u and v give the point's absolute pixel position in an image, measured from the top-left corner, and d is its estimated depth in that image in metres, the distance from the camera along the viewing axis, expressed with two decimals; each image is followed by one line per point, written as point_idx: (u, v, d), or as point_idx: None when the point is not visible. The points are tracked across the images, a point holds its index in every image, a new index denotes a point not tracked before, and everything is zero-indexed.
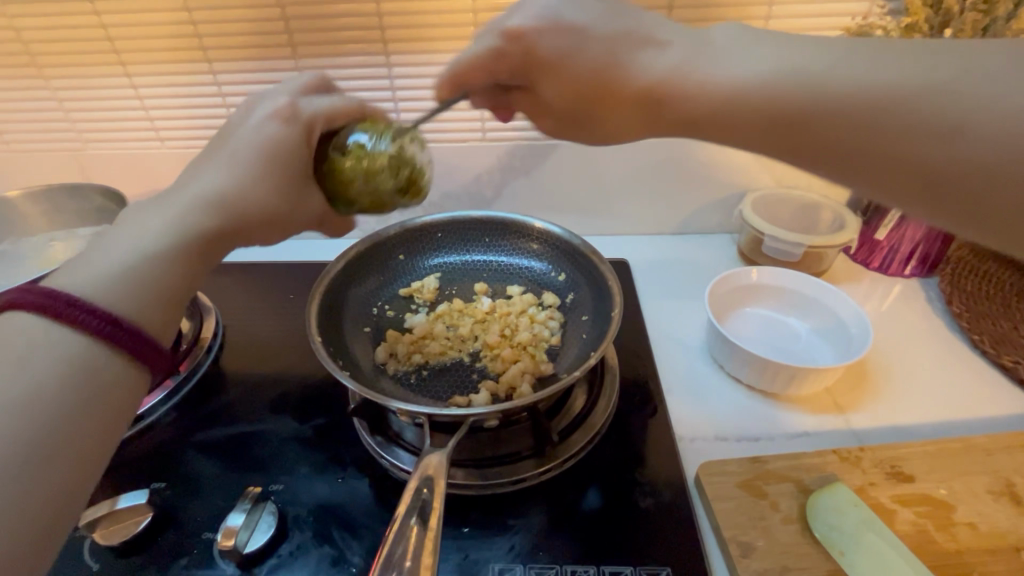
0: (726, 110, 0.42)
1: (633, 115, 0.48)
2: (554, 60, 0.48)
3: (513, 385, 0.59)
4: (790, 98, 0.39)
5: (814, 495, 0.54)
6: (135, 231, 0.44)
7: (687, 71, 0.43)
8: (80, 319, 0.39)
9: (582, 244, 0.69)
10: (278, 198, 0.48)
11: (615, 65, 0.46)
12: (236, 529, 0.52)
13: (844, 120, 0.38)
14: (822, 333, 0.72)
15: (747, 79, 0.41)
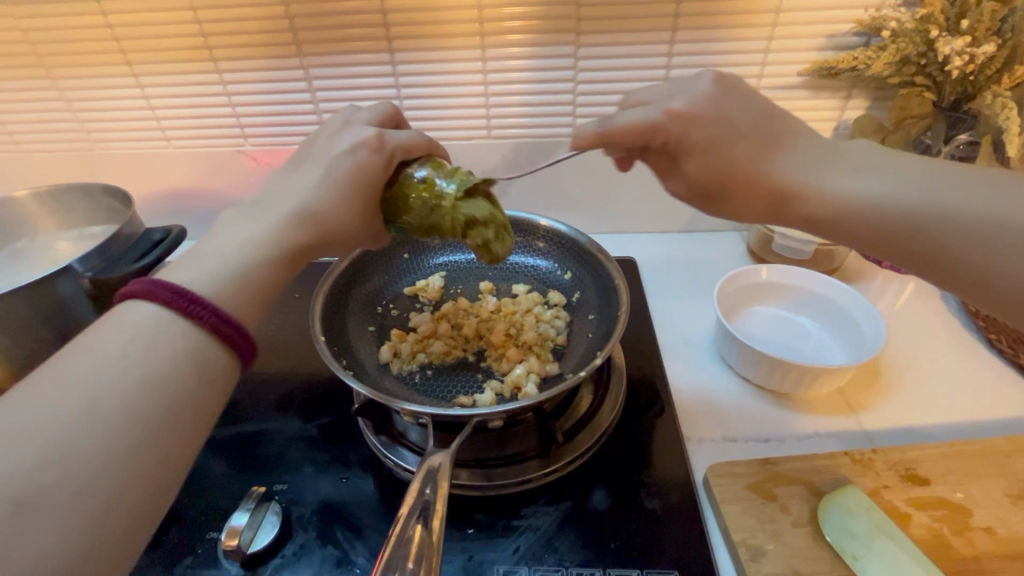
0: (835, 206, 0.45)
1: (756, 214, 0.49)
2: (693, 149, 0.47)
3: (519, 385, 0.58)
4: (889, 213, 0.43)
5: (825, 498, 0.52)
6: (225, 238, 0.44)
7: (808, 184, 0.45)
8: (194, 312, 0.40)
9: (588, 242, 0.68)
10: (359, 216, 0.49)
11: (743, 173, 0.46)
12: (239, 528, 0.52)
13: (950, 240, 0.42)
14: (833, 333, 0.71)
15: (849, 186, 0.45)
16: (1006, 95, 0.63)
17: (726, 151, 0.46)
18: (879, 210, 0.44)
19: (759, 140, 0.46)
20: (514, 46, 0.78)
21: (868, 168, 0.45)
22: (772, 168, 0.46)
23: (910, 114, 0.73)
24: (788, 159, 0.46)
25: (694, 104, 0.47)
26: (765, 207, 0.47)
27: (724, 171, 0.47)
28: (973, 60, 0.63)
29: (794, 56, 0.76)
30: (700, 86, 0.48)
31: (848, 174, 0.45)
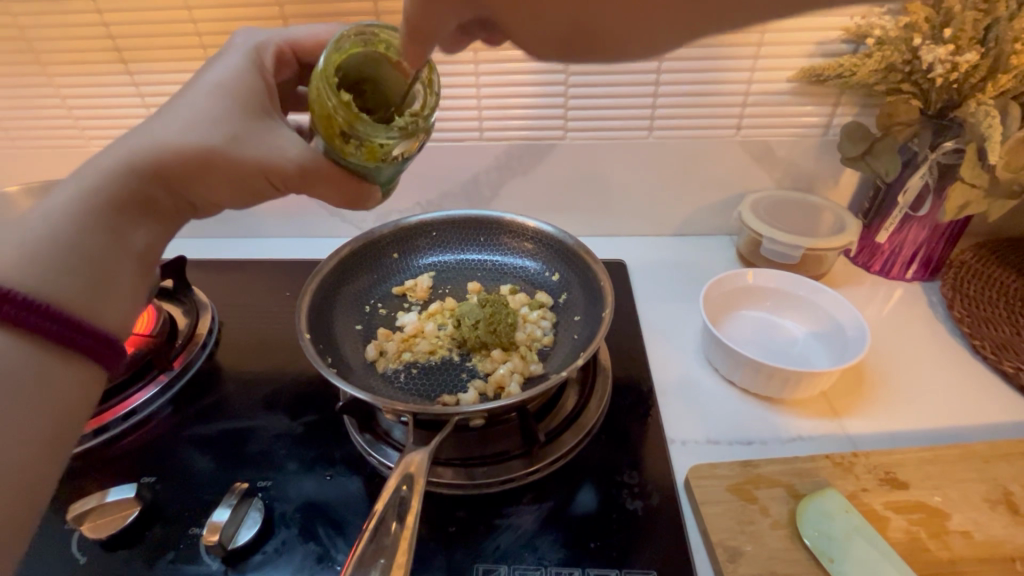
0: None
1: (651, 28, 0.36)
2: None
3: (502, 385, 0.58)
4: None
5: (804, 500, 0.53)
6: (74, 179, 0.45)
7: None
8: (25, 320, 0.39)
9: (574, 243, 0.69)
10: (222, 132, 0.48)
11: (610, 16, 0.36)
12: (222, 523, 0.53)
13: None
14: (819, 337, 0.71)
15: None
16: (989, 103, 0.64)
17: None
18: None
19: None
20: (508, 50, 0.78)
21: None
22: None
23: (898, 120, 0.72)
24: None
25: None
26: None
27: None
28: (956, 69, 0.63)
29: (782, 63, 0.77)
30: None
31: None
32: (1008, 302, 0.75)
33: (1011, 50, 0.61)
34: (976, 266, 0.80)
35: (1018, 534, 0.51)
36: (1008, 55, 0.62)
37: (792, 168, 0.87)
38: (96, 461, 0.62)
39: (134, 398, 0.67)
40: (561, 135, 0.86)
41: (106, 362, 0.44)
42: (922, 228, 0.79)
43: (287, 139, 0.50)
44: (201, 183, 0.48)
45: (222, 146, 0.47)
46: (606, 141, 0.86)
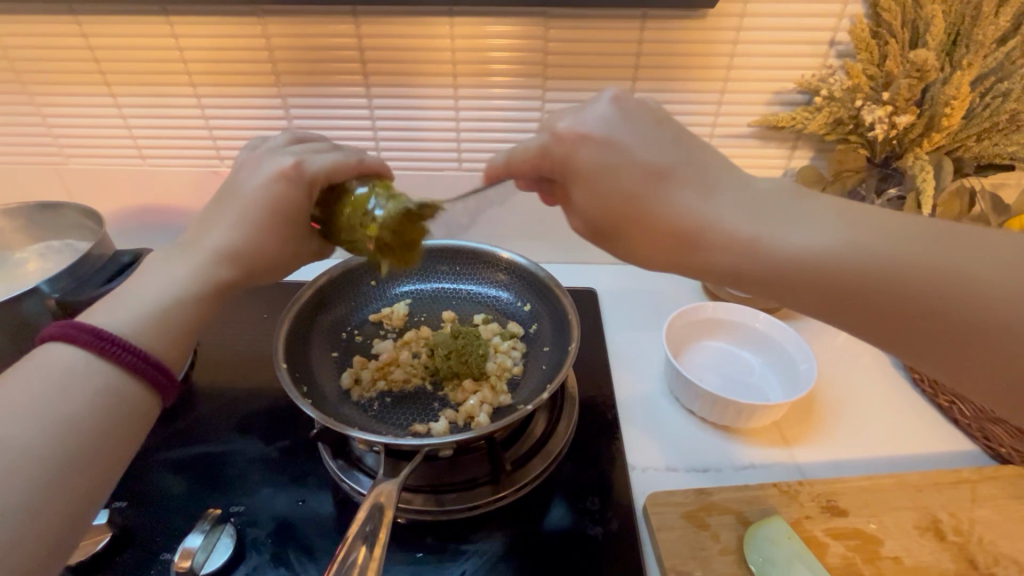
0: (772, 265, 0.41)
1: (658, 246, 0.45)
2: (640, 152, 0.43)
3: (472, 415, 0.61)
4: (833, 259, 0.39)
5: (751, 527, 0.57)
6: (158, 287, 0.49)
7: (724, 201, 0.42)
8: (120, 356, 0.45)
9: (545, 276, 0.72)
10: (286, 246, 0.55)
11: (643, 199, 0.43)
12: (193, 549, 0.54)
13: (911, 284, 0.38)
14: (773, 368, 0.76)
15: (798, 237, 0.40)
16: (925, 158, 0.70)
17: (647, 147, 0.43)
18: (785, 250, 0.41)
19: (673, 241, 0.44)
20: (491, 86, 0.81)
21: (799, 216, 0.41)
22: (683, 189, 0.42)
23: (847, 167, 0.78)
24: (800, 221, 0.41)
25: (620, 118, 0.44)
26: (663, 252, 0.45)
27: (661, 163, 0.43)
28: (893, 127, 0.70)
29: (743, 109, 0.82)
30: (599, 107, 0.45)
31: (797, 223, 0.41)
32: None
33: (942, 111, 0.66)
34: None
35: (944, 559, 0.56)
36: (941, 115, 0.67)
37: None
38: None
39: None
40: None
41: (162, 394, 0.47)
42: None
43: (311, 242, 0.59)
44: (266, 275, 0.56)
45: (284, 255, 0.56)
46: None
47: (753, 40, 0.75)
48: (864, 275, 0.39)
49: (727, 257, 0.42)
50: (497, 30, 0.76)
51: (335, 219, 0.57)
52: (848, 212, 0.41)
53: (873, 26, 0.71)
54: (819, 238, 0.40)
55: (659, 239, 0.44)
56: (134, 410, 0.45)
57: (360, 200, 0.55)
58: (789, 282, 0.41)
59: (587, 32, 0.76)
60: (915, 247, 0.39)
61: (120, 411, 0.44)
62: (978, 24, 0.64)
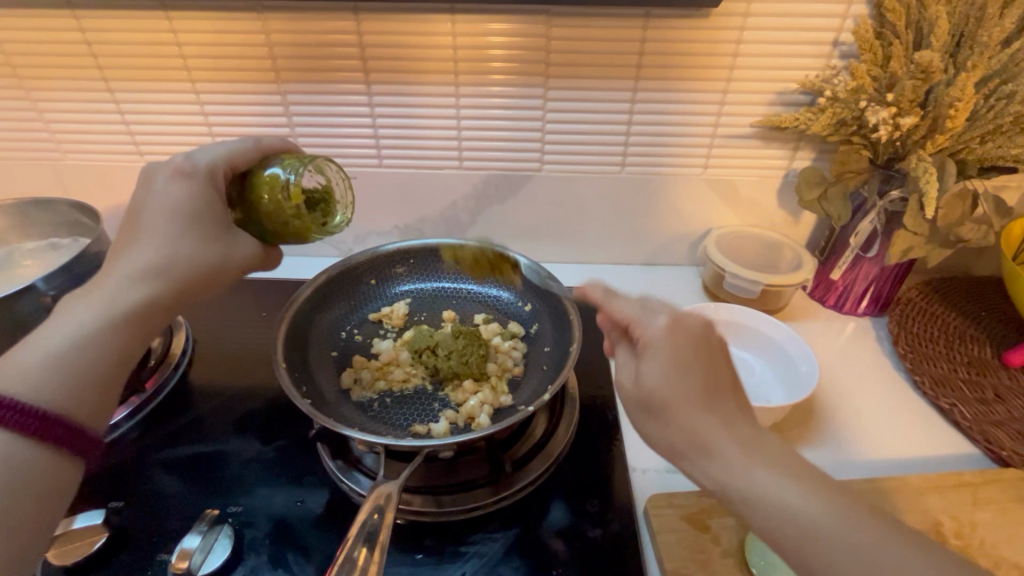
0: (740, 494, 0.51)
1: (668, 444, 0.55)
2: (659, 382, 0.54)
3: (472, 416, 0.61)
4: (798, 521, 0.48)
5: (753, 530, 0.56)
6: (73, 316, 0.48)
7: (724, 455, 0.51)
8: (15, 419, 0.42)
9: (546, 276, 0.71)
10: (207, 252, 0.52)
11: (678, 408, 0.53)
12: (191, 551, 0.54)
13: (815, 538, 0.48)
14: (775, 370, 0.75)
15: (767, 481, 0.50)
16: (929, 159, 0.69)
17: (679, 383, 0.53)
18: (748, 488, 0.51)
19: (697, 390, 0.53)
20: (489, 85, 0.81)
21: (803, 482, 0.50)
22: (676, 416, 0.54)
23: (850, 168, 0.78)
24: (770, 473, 0.50)
25: (673, 338, 0.55)
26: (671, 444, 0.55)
27: (662, 390, 0.54)
28: (897, 129, 0.69)
29: (745, 110, 0.81)
30: (687, 320, 0.57)
31: (763, 467, 0.51)
32: (949, 338, 0.80)
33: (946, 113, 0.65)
34: (921, 303, 0.85)
35: None
36: (945, 117, 0.66)
37: (755, 205, 0.91)
38: None
39: None
40: (538, 166, 0.90)
41: (83, 452, 0.46)
42: (872, 267, 0.84)
43: (243, 243, 0.55)
44: (195, 293, 0.53)
45: (208, 264, 0.52)
46: (580, 174, 0.90)
47: (756, 40, 0.75)
48: (803, 545, 0.48)
49: (709, 481, 0.52)
50: (496, 27, 0.76)
51: (255, 210, 0.57)
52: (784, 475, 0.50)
53: (877, 27, 0.71)
54: (784, 497, 0.49)
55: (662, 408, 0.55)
56: (46, 472, 0.44)
57: (269, 178, 0.56)
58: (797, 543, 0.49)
59: (589, 30, 0.75)
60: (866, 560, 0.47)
61: (25, 474, 0.42)
62: (983, 26, 0.64)
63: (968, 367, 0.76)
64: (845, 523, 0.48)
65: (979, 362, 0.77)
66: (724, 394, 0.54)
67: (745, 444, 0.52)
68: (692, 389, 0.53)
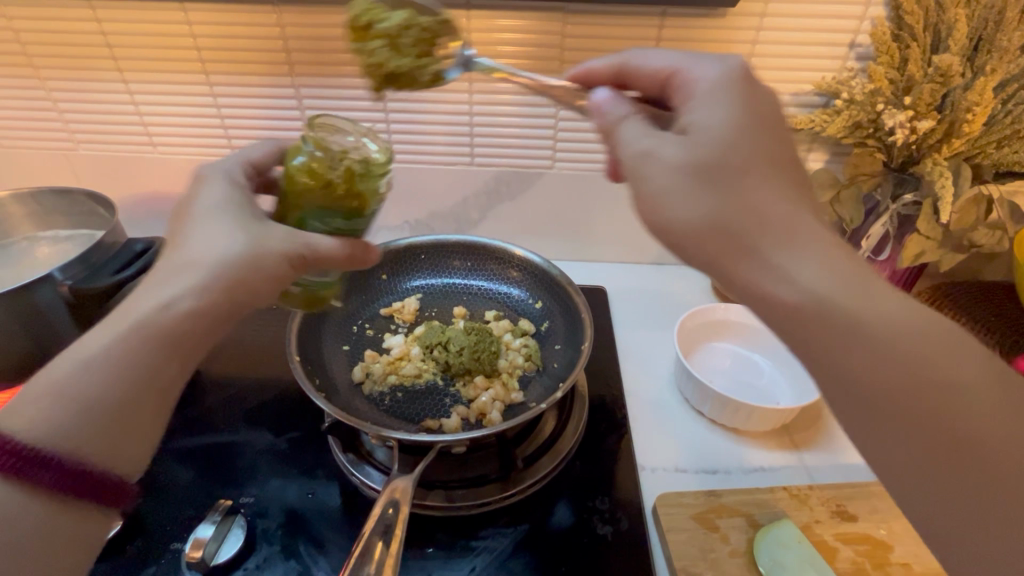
0: (755, 277, 0.37)
1: (672, 223, 0.40)
2: (667, 151, 0.40)
3: (484, 412, 0.61)
4: (819, 302, 0.36)
5: (762, 530, 0.57)
6: (90, 334, 0.42)
7: (777, 214, 0.37)
8: (20, 469, 0.38)
9: (558, 274, 0.72)
10: (245, 242, 0.45)
11: (650, 193, 0.41)
12: (204, 540, 0.54)
13: (836, 343, 0.36)
14: (784, 372, 0.75)
15: (788, 251, 0.37)
16: (944, 163, 0.69)
17: (733, 138, 0.39)
18: (869, 322, 0.35)
19: (709, 176, 0.38)
20: (499, 81, 0.81)
21: (846, 270, 0.36)
22: (703, 191, 0.39)
23: (862, 171, 0.79)
24: (825, 256, 0.36)
25: (717, 84, 0.42)
26: (760, 283, 0.37)
27: (667, 167, 0.40)
28: (914, 132, 0.69)
29: None
30: (715, 65, 0.44)
31: (792, 240, 0.37)
32: None
33: (963, 117, 0.66)
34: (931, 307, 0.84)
35: None
36: (961, 121, 0.66)
37: None
38: None
39: None
40: (549, 164, 0.90)
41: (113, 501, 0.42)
42: (882, 270, 0.84)
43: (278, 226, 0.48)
44: (241, 296, 0.45)
45: (246, 254, 0.45)
46: (592, 172, 0.90)
47: (773, 40, 0.75)
48: (829, 320, 0.35)
49: (726, 260, 0.38)
50: (508, 24, 0.75)
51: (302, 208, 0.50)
52: (816, 241, 0.37)
53: (894, 30, 0.70)
54: (797, 264, 0.36)
55: (688, 177, 0.39)
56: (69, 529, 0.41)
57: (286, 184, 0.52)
58: (794, 335, 0.37)
59: (604, 28, 0.75)
60: (902, 319, 0.35)
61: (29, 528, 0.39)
62: (1000, 31, 0.64)
63: None
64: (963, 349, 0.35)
65: None
66: (787, 160, 0.40)
67: (839, 254, 0.37)
68: (760, 143, 0.39)
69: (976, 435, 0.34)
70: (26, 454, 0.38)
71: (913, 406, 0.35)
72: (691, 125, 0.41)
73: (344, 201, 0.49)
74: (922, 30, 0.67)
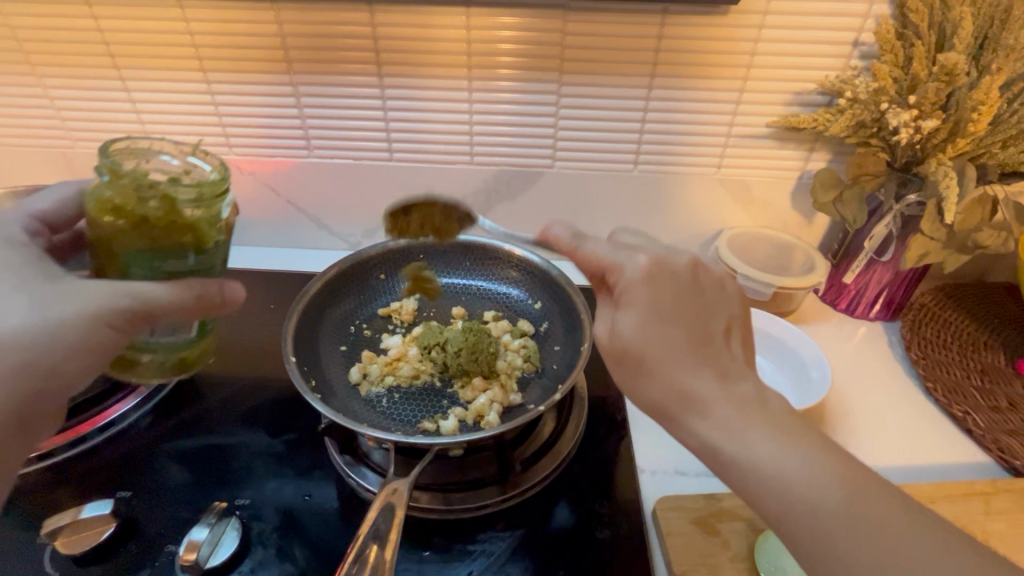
0: (679, 426, 0.46)
1: (652, 404, 0.47)
2: (604, 333, 0.51)
3: (482, 414, 0.61)
4: (720, 446, 0.44)
5: (764, 534, 0.56)
6: None
7: (699, 392, 0.45)
8: None
9: (557, 274, 0.71)
10: (42, 314, 0.45)
11: (615, 364, 0.50)
12: (199, 542, 0.54)
13: (739, 476, 0.43)
14: (786, 373, 0.75)
15: (702, 399, 0.45)
16: (949, 163, 0.68)
17: (655, 335, 0.47)
18: (755, 460, 0.42)
19: (625, 362, 0.49)
20: (499, 79, 0.80)
21: (757, 426, 0.43)
22: (626, 319, 0.49)
23: (867, 171, 0.78)
24: (768, 434, 0.43)
25: (648, 281, 0.50)
26: (673, 417, 0.46)
27: (632, 347, 0.48)
28: (918, 132, 0.68)
29: (763, 109, 0.80)
30: (636, 257, 0.52)
31: (703, 388, 0.45)
32: (962, 344, 0.79)
33: (969, 117, 0.65)
34: (934, 307, 0.83)
35: None
36: (967, 121, 0.65)
37: (768, 207, 0.90)
38: (73, 472, 0.63)
39: (111, 411, 0.67)
40: (550, 163, 0.89)
41: None
42: (885, 271, 0.83)
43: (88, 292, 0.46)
44: (63, 361, 0.46)
45: (50, 327, 0.45)
46: (592, 171, 0.89)
47: (775, 39, 0.74)
48: (728, 465, 0.43)
49: (657, 400, 0.47)
50: (508, 21, 0.75)
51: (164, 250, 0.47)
52: (711, 393, 0.45)
53: (898, 28, 0.69)
54: (702, 419, 0.44)
55: (620, 358, 0.49)
56: None
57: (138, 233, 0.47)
58: (719, 469, 0.44)
59: (604, 26, 0.74)
60: (802, 464, 0.42)
61: None
62: (1006, 28, 0.62)
63: (980, 375, 0.75)
64: (857, 499, 0.40)
65: (993, 370, 0.76)
66: (717, 340, 0.48)
67: (738, 402, 0.44)
68: (676, 333, 0.47)
69: (875, 558, 0.39)
70: None
71: (808, 525, 0.40)
72: (628, 305, 0.50)
73: (169, 232, 0.46)
74: (927, 27, 0.66)
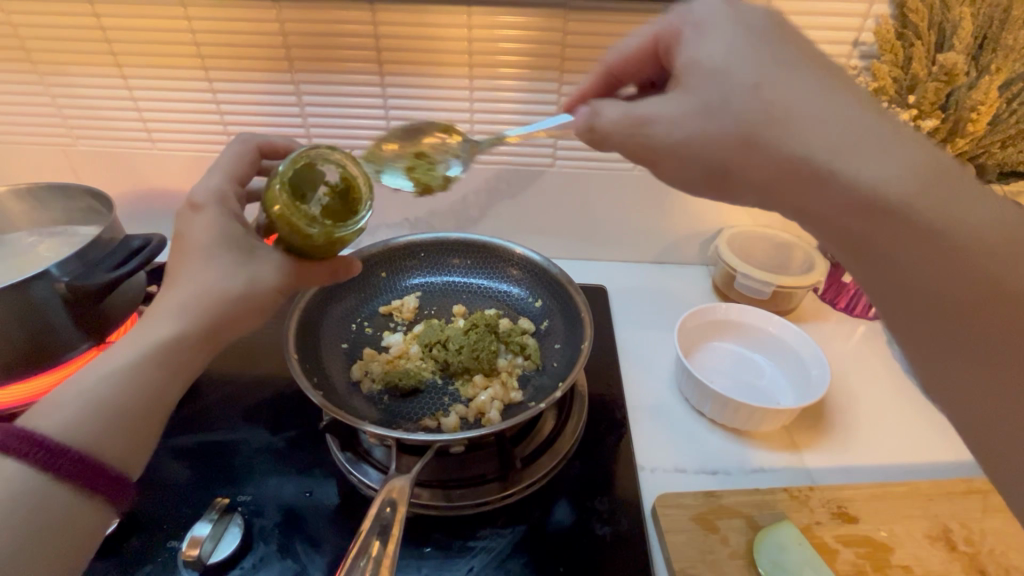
0: (765, 171, 0.37)
1: (703, 169, 0.40)
2: (671, 111, 0.39)
3: (483, 411, 0.61)
4: (876, 188, 0.34)
5: (762, 532, 0.56)
6: (111, 355, 0.45)
7: (801, 102, 0.35)
8: (26, 450, 0.40)
9: (558, 272, 0.71)
10: (239, 272, 0.48)
11: (655, 137, 0.41)
12: (201, 538, 0.54)
13: (883, 220, 0.34)
14: (785, 372, 0.75)
15: (801, 122, 0.35)
16: (947, 163, 0.69)
17: (749, 57, 0.37)
18: (921, 210, 0.34)
19: (717, 104, 0.37)
20: (501, 79, 0.80)
21: (877, 140, 0.35)
22: (609, 108, 0.44)
23: None
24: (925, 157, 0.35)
25: (732, 8, 0.40)
26: (789, 183, 0.36)
27: (694, 132, 0.38)
28: (918, 132, 0.68)
29: None
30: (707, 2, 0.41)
31: (800, 96, 0.35)
32: None
33: (968, 117, 0.65)
34: None
35: (955, 569, 0.55)
36: (965, 121, 0.66)
37: None
38: None
39: None
40: (550, 162, 0.89)
41: (113, 494, 0.43)
42: None
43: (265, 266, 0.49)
44: (214, 332, 0.47)
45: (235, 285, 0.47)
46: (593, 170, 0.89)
47: None
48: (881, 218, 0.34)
49: (761, 158, 0.36)
50: (509, 20, 0.75)
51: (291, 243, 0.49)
52: (805, 100, 0.35)
53: (898, 28, 0.69)
54: (817, 125, 0.35)
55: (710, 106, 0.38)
56: (77, 521, 0.42)
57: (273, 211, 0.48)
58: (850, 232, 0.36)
59: (604, 26, 0.75)
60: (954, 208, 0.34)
61: (40, 513, 0.40)
62: (1006, 28, 0.63)
63: None
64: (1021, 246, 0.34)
65: None
66: (835, 67, 0.38)
67: (866, 129, 0.35)
68: (767, 51, 0.37)
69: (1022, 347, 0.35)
70: (48, 445, 0.40)
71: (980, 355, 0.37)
72: (694, 65, 0.39)
73: (319, 254, 0.50)
74: (927, 27, 0.66)
